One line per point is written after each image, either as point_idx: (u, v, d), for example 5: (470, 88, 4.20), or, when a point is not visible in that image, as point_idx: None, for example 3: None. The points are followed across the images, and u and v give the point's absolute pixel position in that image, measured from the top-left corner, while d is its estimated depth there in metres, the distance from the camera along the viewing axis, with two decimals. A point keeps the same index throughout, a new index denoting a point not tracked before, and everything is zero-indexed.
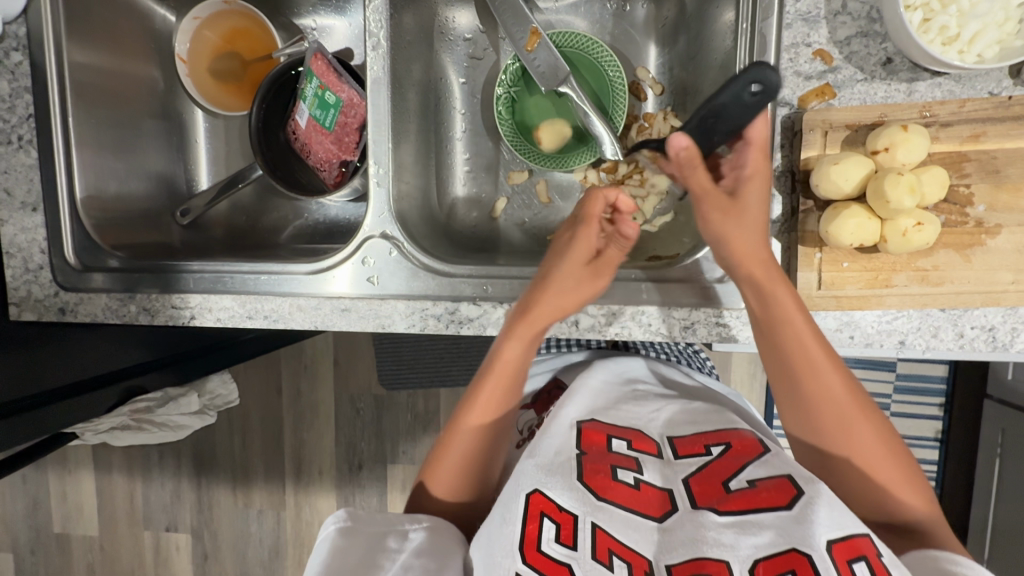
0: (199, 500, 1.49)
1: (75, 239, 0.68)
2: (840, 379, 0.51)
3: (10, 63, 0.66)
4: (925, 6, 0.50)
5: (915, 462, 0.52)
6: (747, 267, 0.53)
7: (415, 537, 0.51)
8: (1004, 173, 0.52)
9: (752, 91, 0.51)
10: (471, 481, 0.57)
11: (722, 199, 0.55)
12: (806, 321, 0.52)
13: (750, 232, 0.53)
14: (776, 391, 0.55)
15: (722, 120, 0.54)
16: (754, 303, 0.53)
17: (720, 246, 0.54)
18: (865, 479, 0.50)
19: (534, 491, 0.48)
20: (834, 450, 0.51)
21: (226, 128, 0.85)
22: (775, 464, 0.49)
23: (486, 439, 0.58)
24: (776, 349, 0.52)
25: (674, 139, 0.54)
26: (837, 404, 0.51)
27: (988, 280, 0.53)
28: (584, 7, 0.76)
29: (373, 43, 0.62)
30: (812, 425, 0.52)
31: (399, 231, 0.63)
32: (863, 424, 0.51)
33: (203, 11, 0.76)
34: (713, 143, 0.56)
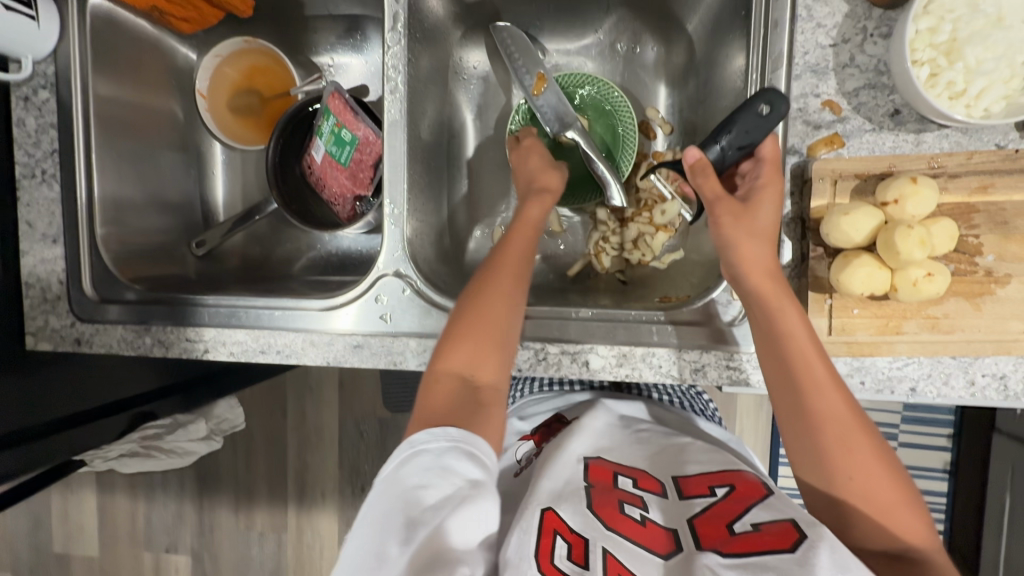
0: (200, 521, 1.48)
1: (95, 270, 0.69)
2: (842, 395, 0.50)
3: (38, 100, 0.68)
4: (932, 62, 0.51)
5: (916, 491, 0.50)
6: (756, 279, 0.53)
7: (471, 471, 0.49)
8: (1012, 225, 0.53)
9: (760, 111, 0.54)
10: (482, 362, 0.56)
11: (734, 204, 0.55)
12: (810, 337, 0.52)
13: (757, 242, 0.53)
14: (775, 406, 0.53)
15: (736, 136, 0.55)
16: (760, 319, 0.53)
17: (729, 253, 0.54)
18: (867, 501, 0.49)
19: (546, 511, 0.51)
20: (836, 468, 0.50)
21: (242, 160, 0.86)
22: (777, 506, 0.49)
23: (496, 324, 0.57)
24: (779, 361, 0.52)
25: (689, 151, 0.57)
26: (839, 419, 0.50)
27: (999, 330, 0.53)
28: (596, 49, 0.78)
29: (391, 87, 0.64)
30: (816, 443, 0.50)
31: (412, 270, 0.64)
32: (866, 442, 0.50)
33: (225, 49, 0.79)
34: (727, 162, 0.57)
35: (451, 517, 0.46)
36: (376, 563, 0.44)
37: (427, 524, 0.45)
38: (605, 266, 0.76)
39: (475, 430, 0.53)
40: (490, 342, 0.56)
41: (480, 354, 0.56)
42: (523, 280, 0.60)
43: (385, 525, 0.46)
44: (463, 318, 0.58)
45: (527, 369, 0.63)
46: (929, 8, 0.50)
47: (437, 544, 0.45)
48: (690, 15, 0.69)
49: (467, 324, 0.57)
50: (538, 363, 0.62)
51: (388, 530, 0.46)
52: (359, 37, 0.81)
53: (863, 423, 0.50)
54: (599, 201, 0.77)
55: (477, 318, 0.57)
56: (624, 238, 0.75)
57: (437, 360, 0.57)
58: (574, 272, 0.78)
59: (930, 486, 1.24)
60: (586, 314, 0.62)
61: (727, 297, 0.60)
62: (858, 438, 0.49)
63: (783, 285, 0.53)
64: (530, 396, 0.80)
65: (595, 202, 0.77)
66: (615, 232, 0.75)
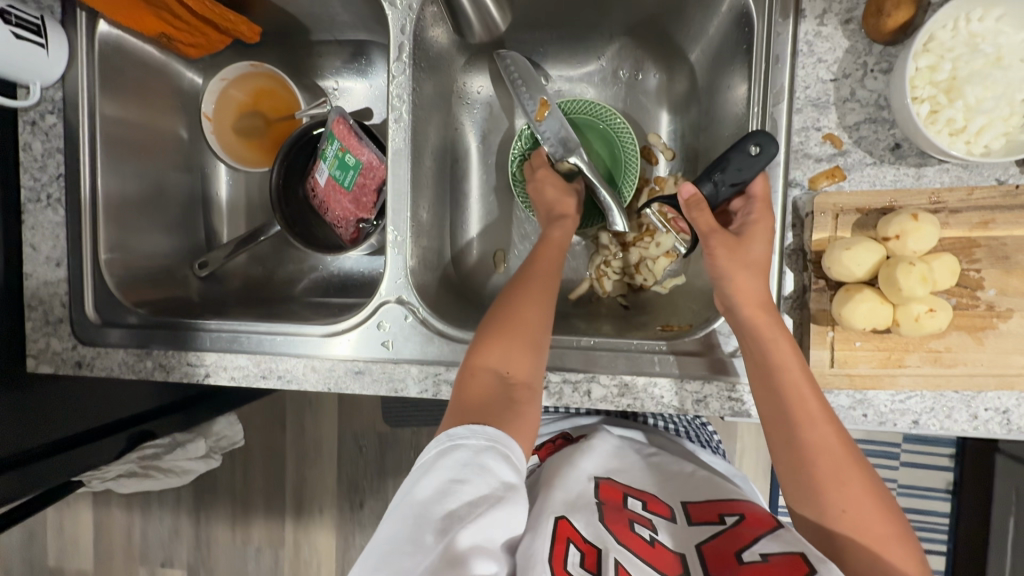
0: (197, 536, 1.47)
1: (98, 293, 0.70)
2: (833, 425, 0.51)
3: (45, 125, 0.69)
4: (932, 99, 0.52)
5: (907, 524, 0.50)
6: (751, 310, 0.53)
7: (506, 473, 0.49)
8: (1013, 259, 0.53)
9: (751, 151, 0.55)
10: (518, 359, 0.57)
11: (728, 237, 0.56)
12: (802, 367, 0.52)
13: (750, 274, 0.54)
14: (768, 437, 0.54)
15: (728, 173, 0.57)
16: (753, 350, 0.53)
17: (723, 285, 0.55)
18: (860, 534, 0.49)
19: (560, 519, 0.52)
20: (829, 500, 0.50)
21: (246, 182, 0.87)
22: (787, 538, 0.49)
23: (530, 327, 0.58)
24: (773, 393, 0.52)
25: (683, 186, 0.58)
26: (832, 452, 0.50)
27: (1001, 363, 0.53)
28: (598, 76, 0.79)
29: (395, 116, 0.65)
30: (810, 476, 0.50)
31: (415, 297, 0.65)
32: (859, 475, 0.50)
33: (231, 73, 0.80)
34: (719, 197, 0.59)
35: (485, 515, 0.46)
36: (408, 548, 0.44)
37: (463, 518, 0.46)
38: (608, 289, 0.77)
39: (508, 429, 0.53)
40: (525, 343, 0.57)
41: (518, 349, 0.57)
42: (550, 293, 0.62)
43: (421, 511, 0.46)
44: (497, 321, 0.59)
45: None
46: (928, 46, 0.51)
47: (471, 539, 0.45)
48: (691, 45, 0.70)
49: (507, 324, 0.58)
50: None
51: (425, 516, 0.46)
52: (363, 61, 0.82)
53: (854, 454, 0.50)
54: (603, 226, 0.77)
55: (512, 320, 0.58)
56: (625, 262, 0.75)
57: (472, 355, 0.58)
58: (576, 296, 0.78)
59: (934, 506, 1.23)
60: (588, 343, 0.63)
61: (727, 330, 0.60)
62: (850, 469, 0.50)
63: (775, 317, 0.53)
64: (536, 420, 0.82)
65: (599, 227, 0.77)
66: (616, 256, 0.76)
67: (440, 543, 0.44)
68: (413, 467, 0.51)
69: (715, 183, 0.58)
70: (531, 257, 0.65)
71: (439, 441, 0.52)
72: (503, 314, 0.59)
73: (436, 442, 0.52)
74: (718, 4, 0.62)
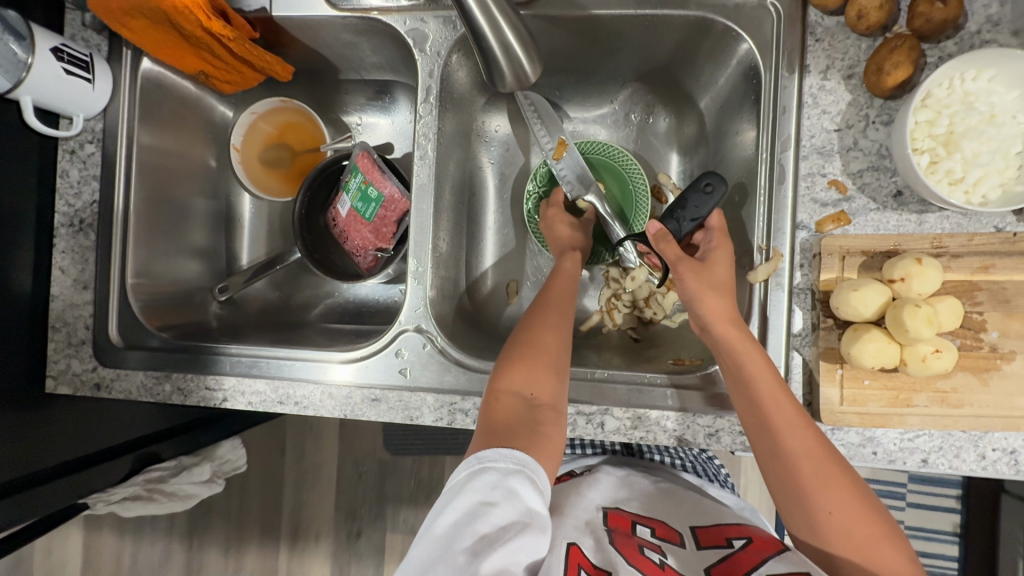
0: (188, 564, 1.43)
1: (122, 316, 0.72)
2: (814, 434, 0.54)
3: (83, 154, 0.72)
4: (931, 150, 0.55)
5: (892, 521, 0.53)
6: (721, 327, 0.57)
7: (534, 501, 0.50)
8: (1013, 303, 0.55)
9: (706, 189, 0.63)
10: (542, 383, 0.58)
11: (694, 263, 0.61)
12: (776, 379, 0.55)
13: (716, 293, 0.59)
14: (755, 450, 0.56)
15: (688, 210, 0.63)
16: (731, 367, 0.56)
17: (696, 306, 0.59)
18: (846, 538, 0.51)
19: (573, 545, 0.54)
20: (815, 507, 0.52)
21: (268, 209, 0.89)
22: (794, 559, 0.51)
23: (551, 350, 0.60)
24: (754, 408, 0.55)
25: (650, 224, 0.63)
26: (814, 459, 0.52)
27: (1007, 405, 0.55)
28: (611, 118, 0.83)
29: (420, 153, 0.68)
30: (795, 485, 0.53)
31: (433, 326, 0.66)
32: (842, 481, 0.52)
33: (261, 107, 0.83)
34: (682, 231, 0.64)
35: (513, 540, 0.47)
36: (442, 570, 0.46)
37: (493, 542, 0.47)
38: (617, 322, 0.78)
39: (535, 451, 0.54)
40: (547, 366, 0.59)
41: (539, 372, 0.58)
42: (563, 309, 0.65)
43: (452, 534, 0.48)
44: (519, 344, 0.61)
45: None
46: (926, 102, 0.55)
47: (499, 563, 0.46)
48: (701, 93, 0.74)
49: (527, 347, 0.60)
50: None
51: (456, 539, 0.47)
52: (388, 99, 0.86)
53: (836, 459, 0.53)
54: (613, 261, 0.80)
55: (533, 343, 0.61)
56: (635, 296, 0.77)
57: (495, 379, 0.59)
58: (584, 328, 0.80)
59: (942, 548, 1.21)
60: (601, 375, 0.64)
61: None
62: (833, 475, 0.52)
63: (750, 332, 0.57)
64: None
65: (609, 263, 0.80)
66: (626, 289, 0.77)
67: (471, 565, 0.46)
68: (445, 486, 0.52)
69: (677, 219, 0.64)
70: (545, 284, 0.68)
71: (467, 464, 0.53)
72: (520, 336, 0.61)
73: (465, 465, 0.53)
74: (728, 56, 0.66)
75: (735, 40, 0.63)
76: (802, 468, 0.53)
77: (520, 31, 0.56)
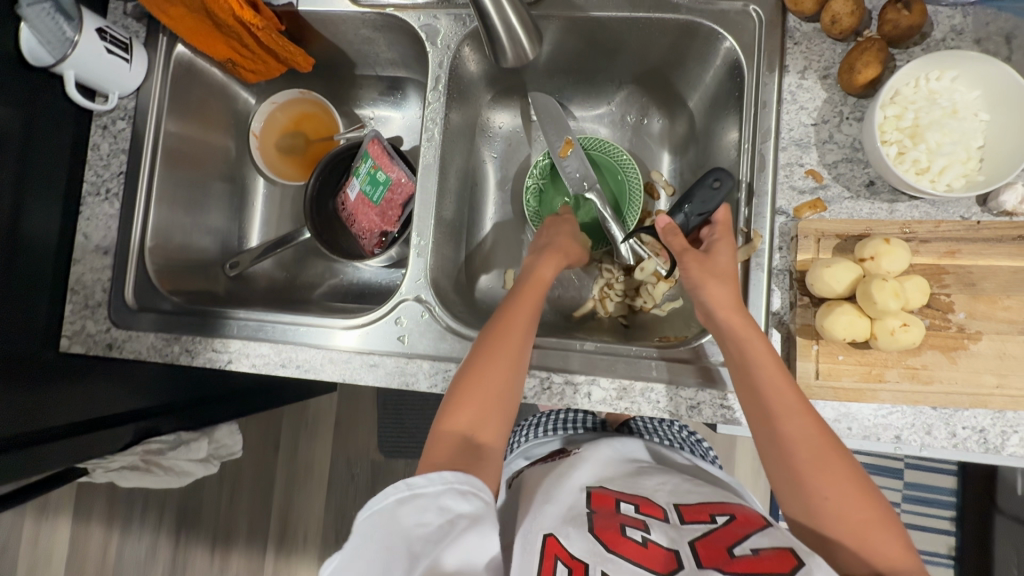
0: (174, 559, 1.42)
1: (139, 281, 0.76)
2: (812, 419, 0.55)
3: (114, 129, 0.77)
4: (899, 142, 0.60)
5: (887, 505, 0.54)
6: (725, 314, 0.59)
7: (471, 503, 0.51)
8: (979, 286, 0.59)
9: (713, 185, 0.64)
10: (484, 421, 0.59)
11: (698, 254, 0.63)
12: (778, 363, 0.57)
13: (719, 282, 0.60)
14: (754, 434, 0.58)
15: (695, 205, 0.65)
16: (733, 352, 0.58)
17: (700, 294, 0.61)
18: (843, 522, 0.52)
19: (549, 536, 0.55)
20: (812, 492, 0.53)
21: (281, 195, 0.94)
22: (778, 535, 0.52)
23: (497, 387, 0.59)
24: (754, 393, 0.57)
25: (660, 218, 0.66)
26: (811, 443, 0.54)
27: (974, 382, 0.58)
28: (609, 118, 0.88)
29: (428, 136, 0.73)
30: (792, 468, 0.54)
31: (432, 296, 0.70)
32: (839, 465, 0.53)
33: (280, 97, 0.89)
34: (688, 226, 0.66)
35: (448, 553, 0.47)
36: None
37: (435, 551, 0.47)
38: (610, 310, 0.82)
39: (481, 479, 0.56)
40: (492, 405, 0.59)
41: (482, 410, 0.59)
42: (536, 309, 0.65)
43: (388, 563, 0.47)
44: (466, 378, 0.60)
45: (531, 397, 0.66)
46: (894, 99, 0.60)
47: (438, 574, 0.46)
48: (690, 93, 0.79)
49: (471, 386, 0.59)
50: (542, 392, 0.66)
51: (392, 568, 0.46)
52: (399, 95, 0.92)
53: (832, 444, 0.54)
54: (608, 252, 0.83)
55: (480, 381, 0.59)
56: (629, 285, 0.80)
57: (442, 415, 0.59)
58: (577, 313, 0.83)
59: (937, 572, 1.21)
60: (588, 347, 0.67)
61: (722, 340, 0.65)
62: (828, 459, 0.53)
63: (751, 318, 0.59)
64: (533, 439, 0.82)
65: (604, 253, 0.83)
66: (619, 279, 0.81)
67: None
68: (368, 513, 0.49)
69: (685, 214, 0.66)
70: (516, 292, 0.66)
71: (383, 496, 0.50)
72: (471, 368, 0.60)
73: (381, 497, 0.50)
74: (714, 59, 0.72)
75: (719, 41, 0.69)
76: (798, 450, 0.54)
77: (522, 16, 0.62)
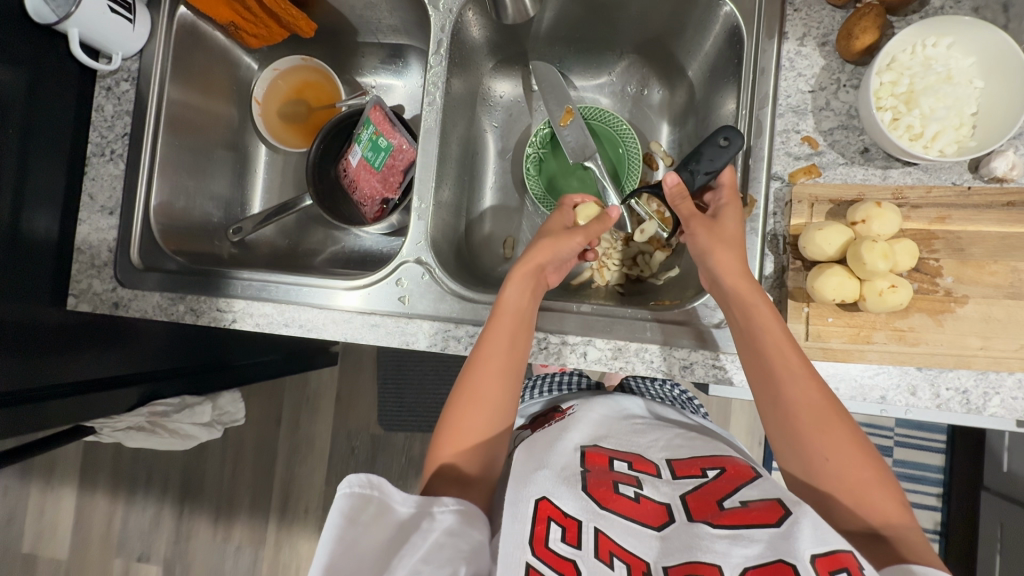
0: (178, 529, 1.45)
1: (144, 243, 0.77)
2: (816, 384, 0.56)
3: (118, 91, 0.78)
4: (893, 108, 0.61)
5: (886, 465, 0.55)
6: (732, 279, 0.60)
7: (445, 518, 0.51)
8: (968, 251, 0.60)
9: (722, 143, 0.64)
10: (467, 461, 0.60)
11: (705, 220, 0.64)
12: (783, 329, 0.58)
13: (727, 248, 0.61)
14: (756, 395, 0.59)
15: (703, 163, 0.65)
16: (738, 315, 0.59)
17: (707, 260, 0.62)
18: (842, 480, 0.53)
19: (540, 500, 0.53)
20: (812, 453, 0.55)
21: (283, 162, 0.95)
22: (766, 487, 0.53)
23: (480, 428, 0.61)
24: (757, 358, 0.58)
25: (668, 177, 0.65)
26: (813, 405, 0.55)
27: (959, 344, 0.59)
28: (609, 88, 0.89)
29: (429, 100, 0.74)
30: (794, 427, 0.56)
31: (432, 258, 0.71)
32: (841, 426, 0.54)
33: (282, 65, 0.90)
34: (695, 184, 0.66)
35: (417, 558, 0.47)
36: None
37: (408, 555, 0.47)
38: (610, 279, 0.82)
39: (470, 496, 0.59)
40: (478, 445, 0.61)
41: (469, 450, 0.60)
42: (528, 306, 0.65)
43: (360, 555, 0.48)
44: (452, 417, 0.62)
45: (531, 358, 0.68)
46: (890, 66, 0.61)
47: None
48: (690, 62, 0.79)
49: (458, 421, 0.61)
50: (540, 351, 0.68)
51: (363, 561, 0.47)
52: (400, 63, 0.93)
53: (832, 406, 0.55)
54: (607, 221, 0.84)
55: (464, 417, 0.61)
56: (626, 255, 0.81)
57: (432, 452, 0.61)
58: (576, 281, 0.83)
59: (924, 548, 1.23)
60: (585, 309, 0.69)
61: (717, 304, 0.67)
62: (830, 424, 0.54)
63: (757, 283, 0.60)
64: (530, 400, 0.84)
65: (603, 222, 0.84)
66: (616, 248, 0.81)
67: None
68: (348, 500, 0.50)
69: (694, 171, 0.66)
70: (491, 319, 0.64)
71: (366, 483, 0.51)
72: (459, 403, 0.62)
73: (364, 482, 0.51)
74: (713, 25, 0.72)
75: (718, 6, 0.69)
76: (801, 414, 0.55)
77: None
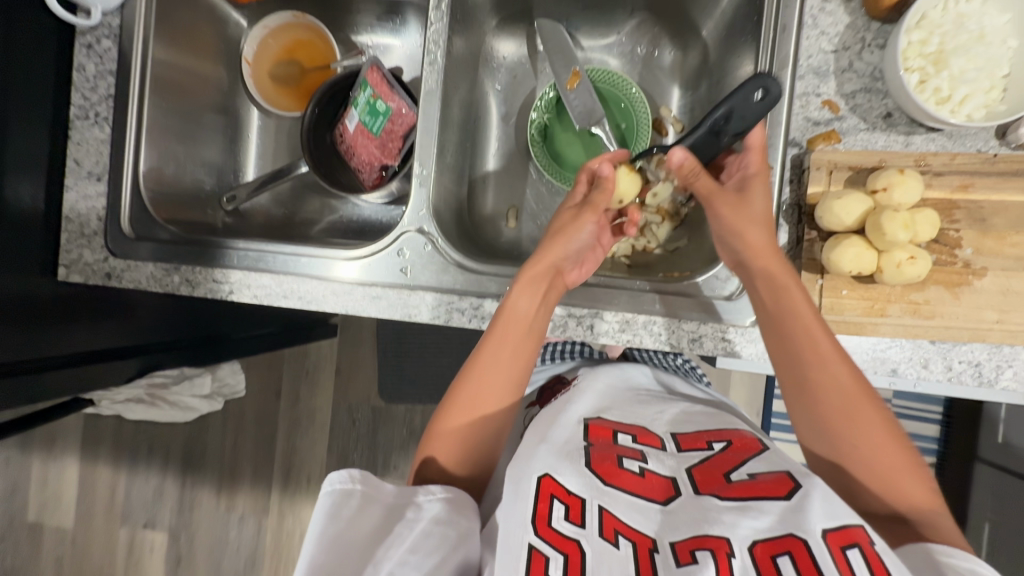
0: (181, 498, 1.47)
1: (133, 211, 0.74)
2: (847, 369, 0.55)
3: (100, 48, 0.73)
4: (921, 70, 0.57)
5: (913, 448, 0.54)
6: (761, 260, 0.57)
7: (433, 507, 0.51)
8: (989, 222, 0.58)
9: (755, 97, 0.59)
10: (455, 449, 0.60)
11: (730, 196, 0.61)
12: (814, 313, 0.56)
13: (757, 226, 0.58)
14: (781, 378, 0.58)
15: (732, 122, 0.61)
16: (767, 297, 0.57)
17: (734, 241, 0.59)
18: (867, 464, 0.53)
19: (545, 476, 0.52)
20: (837, 438, 0.54)
21: (276, 127, 0.91)
22: (773, 461, 0.53)
23: (485, 415, 0.61)
24: (785, 343, 0.56)
25: (673, 155, 0.62)
26: (842, 390, 0.54)
27: (975, 318, 0.58)
28: (618, 49, 0.85)
29: (430, 59, 0.69)
30: (821, 412, 0.55)
31: (435, 228, 0.69)
32: (870, 412, 0.54)
33: (273, 22, 0.85)
34: (721, 145, 0.63)
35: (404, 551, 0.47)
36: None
37: (395, 547, 0.47)
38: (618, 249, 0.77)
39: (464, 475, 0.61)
40: (474, 432, 0.61)
41: (465, 440, 0.61)
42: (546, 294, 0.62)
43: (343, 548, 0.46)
44: (460, 403, 0.61)
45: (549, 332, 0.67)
46: (920, 23, 0.57)
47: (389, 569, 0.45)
48: (705, 20, 0.75)
49: (465, 408, 0.61)
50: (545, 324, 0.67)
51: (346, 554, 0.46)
52: (398, 21, 0.88)
53: (862, 393, 0.54)
54: None
55: (473, 403, 0.61)
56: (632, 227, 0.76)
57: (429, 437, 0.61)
58: None
59: None
60: (590, 280, 0.67)
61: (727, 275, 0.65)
62: (857, 411, 0.54)
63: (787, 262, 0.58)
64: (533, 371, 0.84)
65: None
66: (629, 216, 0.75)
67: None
68: (331, 496, 0.49)
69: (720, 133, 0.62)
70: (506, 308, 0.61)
71: (350, 477, 0.51)
72: (467, 386, 0.62)
73: (347, 477, 0.51)
74: None
75: None
76: (827, 399, 0.55)
77: None
